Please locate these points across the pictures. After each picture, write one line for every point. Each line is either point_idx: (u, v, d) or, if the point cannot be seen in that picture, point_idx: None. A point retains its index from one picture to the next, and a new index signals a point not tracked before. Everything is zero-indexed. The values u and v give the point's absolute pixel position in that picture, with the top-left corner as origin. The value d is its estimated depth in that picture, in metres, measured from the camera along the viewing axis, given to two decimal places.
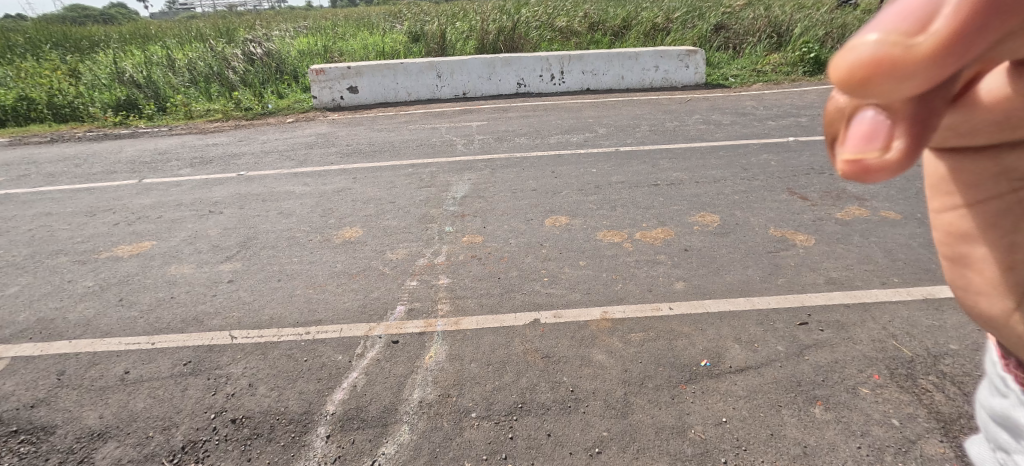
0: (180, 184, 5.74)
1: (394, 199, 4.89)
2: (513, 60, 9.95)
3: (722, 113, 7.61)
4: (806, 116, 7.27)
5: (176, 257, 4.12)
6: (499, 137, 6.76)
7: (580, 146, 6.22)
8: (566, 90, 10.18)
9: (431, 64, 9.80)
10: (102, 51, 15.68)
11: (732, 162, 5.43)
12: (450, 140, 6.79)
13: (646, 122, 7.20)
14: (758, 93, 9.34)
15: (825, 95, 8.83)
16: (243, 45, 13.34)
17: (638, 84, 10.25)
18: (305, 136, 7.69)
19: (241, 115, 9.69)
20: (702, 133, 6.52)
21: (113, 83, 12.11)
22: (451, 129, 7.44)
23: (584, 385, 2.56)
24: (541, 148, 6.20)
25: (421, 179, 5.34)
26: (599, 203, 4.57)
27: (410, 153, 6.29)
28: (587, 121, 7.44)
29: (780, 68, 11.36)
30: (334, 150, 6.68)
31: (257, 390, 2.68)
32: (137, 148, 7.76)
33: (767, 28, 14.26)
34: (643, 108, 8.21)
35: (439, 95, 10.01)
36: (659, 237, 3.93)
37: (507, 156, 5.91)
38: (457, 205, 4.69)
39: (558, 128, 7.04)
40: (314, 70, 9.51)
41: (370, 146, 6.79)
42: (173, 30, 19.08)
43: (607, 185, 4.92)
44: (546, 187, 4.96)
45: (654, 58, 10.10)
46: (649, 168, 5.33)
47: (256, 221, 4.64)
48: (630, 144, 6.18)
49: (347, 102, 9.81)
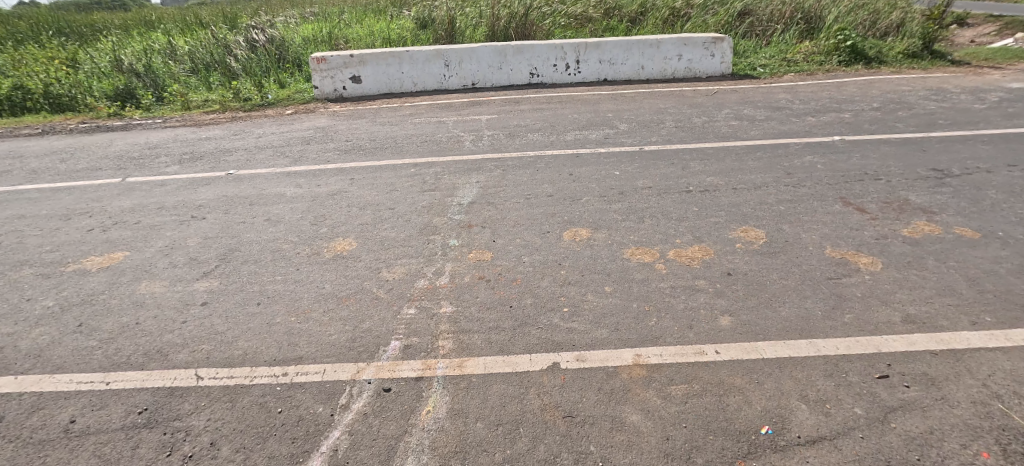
0: (164, 184, 5.29)
1: (394, 204, 4.41)
2: (525, 48, 9.37)
3: (754, 107, 6.99)
4: (847, 111, 6.65)
5: (148, 272, 3.66)
6: (510, 133, 6.21)
7: (599, 143, 5.66)
8: (582, 80, 9.58)
9: (439, 51, 9.22)
10: (104, 39, 15.38)
11: (773, 164, 4.86)
12: (456, 135, 6.26)
13: (671, 116, 6.62)
14: (789, 85, 8.68)
15: (864, 88, 8.17)
16: (246, 32, 13.10)
17: (659, 75, 9.61)
18: (303, 129, 7.20)
19: (239, 106, 9.26)
20: (734, 130, 5.92)
21: (113, 72, 11.92)
22: (459, 124, 6.90)
23: (616, 458, 2.02)
24: (557, 146, 5.65)
25: (424, 181, 4.84)
26: (625, 213, 4.03)
27: (413, 150, 5.79)
28: (606, 115, 6.85)
29: (812, 56, 10.66)
30: (333, 146, 6.19)
31: (219, 453, 2.18)
32: (127, 142, 7.33)
33: (796, 15, 13.51)
34: (666, 101, 7.60)
35: (447, 85, 9.45)
36: (697, 257, 3.40)
37: (518, 156, 5.37)
38: (463, 214, 4.18)
39: (575, 123, 6.47)
40: (316, 59, 9.01)
41: (373, 141, 6.29)
42: (176, 17, 18.62)
43: (632, 191, 4.37)
44: (562, 192, 4.43)
45: (677, 46, 9.45)
46: (678, 171, 4.77)
47: (240, 229, 4.18)
48: (654, 143, 5.61)
49: (350, 92, 9.30)
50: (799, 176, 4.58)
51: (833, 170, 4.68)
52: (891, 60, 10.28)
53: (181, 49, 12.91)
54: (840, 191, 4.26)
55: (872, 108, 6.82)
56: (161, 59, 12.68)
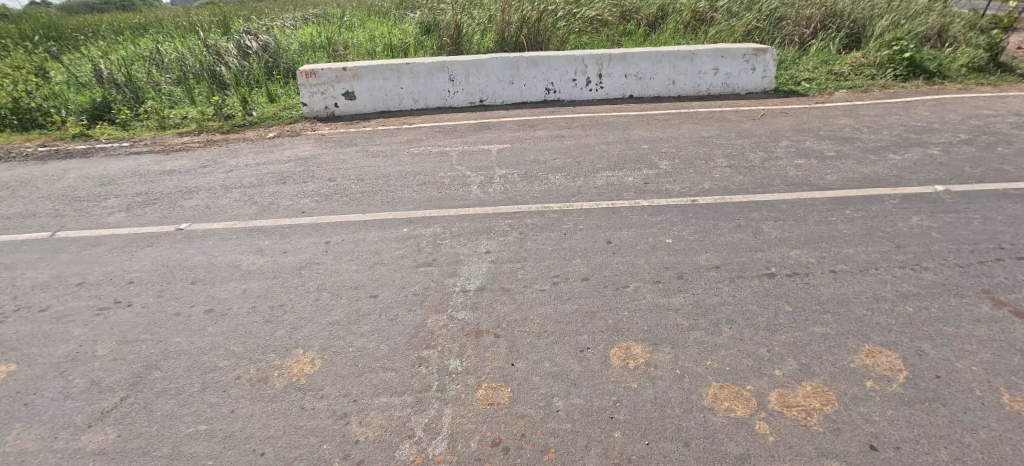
0: (99, 243, 4.26)
1: (378, 288, 3.33)
2: (541, 60, 8.26)
3: (816, 138, 5.88)
4: (934, 146, 5.53)
5: (24, 410, 2.58)
6: (526, 172, 5.10)
7: (639, 190, 4.54)
8: (604, 96, 8.47)
9: (443, 64, 8.15)
10: (91, 45, 14.56)
11: (873, 230, 3.75)
12: (460, 174, 5.19)
13: (720, 151, 5.52)
14: (846, 106, 7.54)
15: (936, 111, 7.04)
16: (238, 38, 12.27)
17: (692, 91, 8.48)
18: (282, 160, 6.13)
19: (218, 125, 8.26)
20: (803, 173, 4.80)
21: (91, 83, 11.02)
22: (465, 157, 5.79)
23: None
24: (586, 193, 4.54)
25: (419, 248, 3.77)
26: (692, 315, 2.92)
27: (408, 195, 4.73)
28: (640, 147, 5.73)
29: (863, 69, 9.53)
30: (312, 187, 5.11)
31: None
32: (80, 174, 6.32)
33: (833, 20, 12.36)
34: (708, 128, 6.48)
35: (452, 102, 8.37)
36: (816, 410, 2.28)
37: (538, 209, 4.27)
38: (469, 308, 3.09)
39: (605, 159, 5.35)
40: (305, 72, 7.95)
41: (363, 180, 5.22)
42: (168, 19, 17.72)
43: (696, 275, 3.28)
44: (600, 273, 3.33)
45: (713, 58, 8.33)
46: (749, 238, 3.67)
47: (171, 327, 3.12)
48: (709, 190, 4.49)
49: (342, 110, 8.24)
50: (913, 251, 3.47)
51: (957, 242, 3.57)
52: (955, 74, 9.12)
53: (166, 57, 11.98)
54: (979, 279, 3.16)
55: (961, 140, 5.69)
56: (144, 68, 11.75)
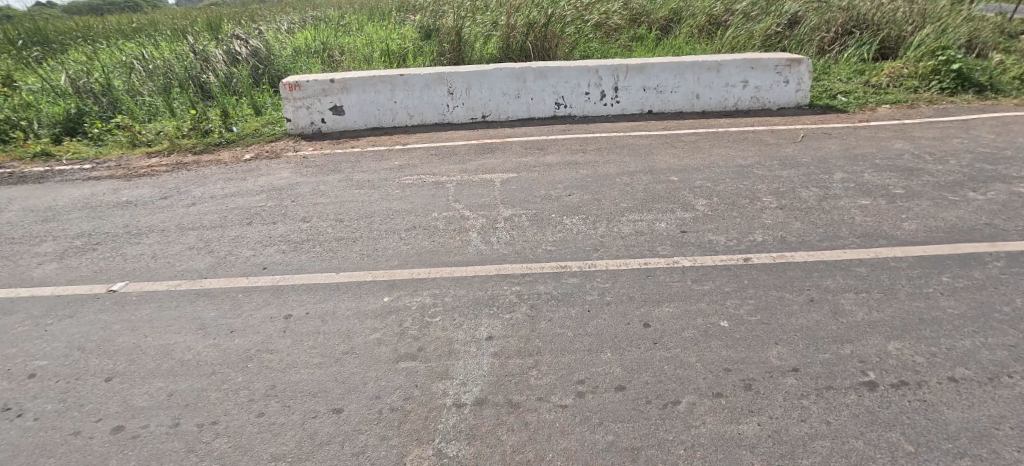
0: (10, 311, 3.44)
1: (343, 398, 2.49)
2: (550, 71, 7.43)
3: (874, 170, 5.04)
4: (1018, 181, 4.68)
5: None
6: (537, 214, 4.27)
7: (676, 243, 3.71)
8: (620, 112, 7.63)
9: (441, 75, 7.32)
10: (75, 51, 13.85)
11: (986, 311, 2.90)
12: (456, 213, 4.38)
13: (765, 184, 4.69)
14: (895, 126, 6.69)
15: (1003, 133, 6.18)
16: (227, 44, 11.57)
17: (717, 106, 7.63)
18: (254, 191, 5.33)
19: (193, 142, 7.47)
20: (873, 220, 3.95)
21: (67, 92, 10.27)
22: (464, 189, 4.96)
23: None
24: (611, 246, 3.70)
25: (402, 329, 2.95)
26: (776, 458, 2.05)
27: (393, 243, 3.92)
28: (669, 179, 4.88)
29: (904, 80, 8.67)
30: (280, 230, 4.30)
31: None
32: (25, 205, 5.51)
33: (865, 25, 11.49)
34: (744, 153, 5.65)
35: (451, 118, 7.55)
36: None
37: (553, 270, 3.44)
38: (463, 436, 2.22)
39: (628, 197, 4.51)
40: (288, 85, 7.16)
41: (343, 220, 4.40)
42: (159, 22, 17.05)
43: (769, 385, 2.43)
44: (639, 378, 2.50)
45: (742, 69, 7.49)
46: (829, 322, 2.84)
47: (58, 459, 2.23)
48: (762, 244, 3.64)
49: (330, 126, 7.44)
50: None
51: None
52: (1010, 88, 8.23)
53: (150, 64, 11.24)
54: None
55: None
56: (124, 76, 11.00)
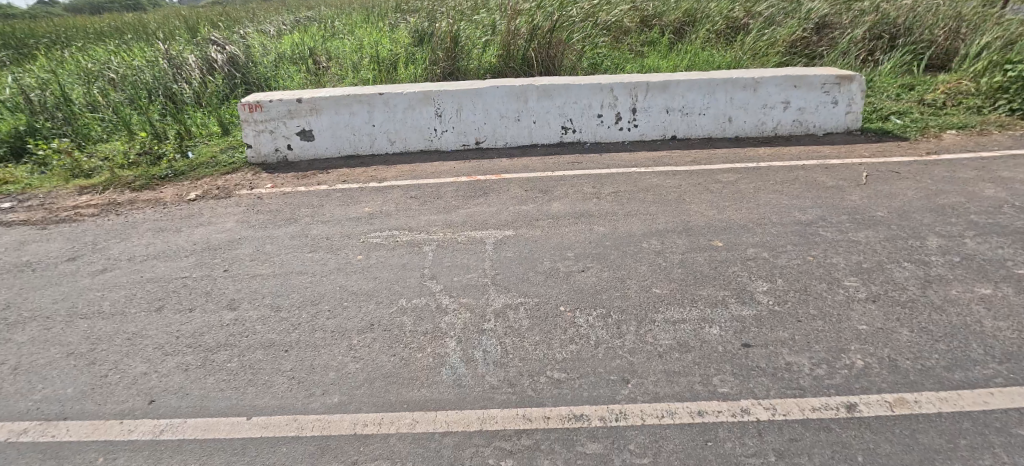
0: None
1: None
2: (557, 89, 6.30)
3: (975, 232, 3.89)
4: None
5: None
6: (538, 307, 3.16)
7: (741, 371, 2.57)
8: (638, 137, 6.50)
9: (428, 95, 6.21)
10: (44, 56, 12.81)
11: None
12: (429, 300, 3.27)
13: (840, 258, 3.55)
14: (973, 160, 5.53)
15: None
16: (203, 50, 10.51)
17: (752, 131, 6.50)
18: (185, 251, 4.24)
19: (139, 172, 6.37)
20: (1010, 329, 2.79)
21: (18, 104, 9.19)
22: (445, 255, 3.85)
23: None
24: (647, 375, 2.57)
25: None
26: None
27: (339, 356, 2.83)
28: (712, 247, 3.76)
29: (965, 99, 7.52)
30: (194, 325, 3.20)
31: None
32: None
33: (904, 30, 10.30)
34: (800, 201, 4.52)
35: (439, 144, 6.44)
36: None
37: (564, 424, 2.30)
38: None
39: (662, 277, 3.40)
40: (248, 106, 6.07)
41: (280, 309, 3.30)
42: (141, 23, 15.99)
43: None
44: None
45: (783, 88, 6.35)
46: None
47: None
48: (867, 378, 2.49)
49: (298, 154, 6.33)
50: None
51: None
52: None
53: (116, 71, 10.17)
54: None
55: None
56: (86, 84, 9.94)
